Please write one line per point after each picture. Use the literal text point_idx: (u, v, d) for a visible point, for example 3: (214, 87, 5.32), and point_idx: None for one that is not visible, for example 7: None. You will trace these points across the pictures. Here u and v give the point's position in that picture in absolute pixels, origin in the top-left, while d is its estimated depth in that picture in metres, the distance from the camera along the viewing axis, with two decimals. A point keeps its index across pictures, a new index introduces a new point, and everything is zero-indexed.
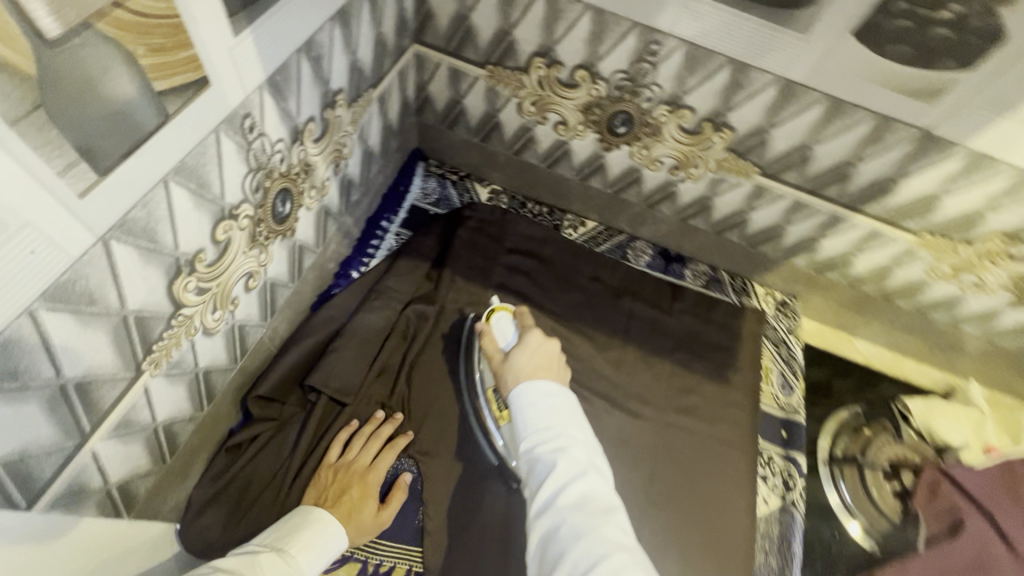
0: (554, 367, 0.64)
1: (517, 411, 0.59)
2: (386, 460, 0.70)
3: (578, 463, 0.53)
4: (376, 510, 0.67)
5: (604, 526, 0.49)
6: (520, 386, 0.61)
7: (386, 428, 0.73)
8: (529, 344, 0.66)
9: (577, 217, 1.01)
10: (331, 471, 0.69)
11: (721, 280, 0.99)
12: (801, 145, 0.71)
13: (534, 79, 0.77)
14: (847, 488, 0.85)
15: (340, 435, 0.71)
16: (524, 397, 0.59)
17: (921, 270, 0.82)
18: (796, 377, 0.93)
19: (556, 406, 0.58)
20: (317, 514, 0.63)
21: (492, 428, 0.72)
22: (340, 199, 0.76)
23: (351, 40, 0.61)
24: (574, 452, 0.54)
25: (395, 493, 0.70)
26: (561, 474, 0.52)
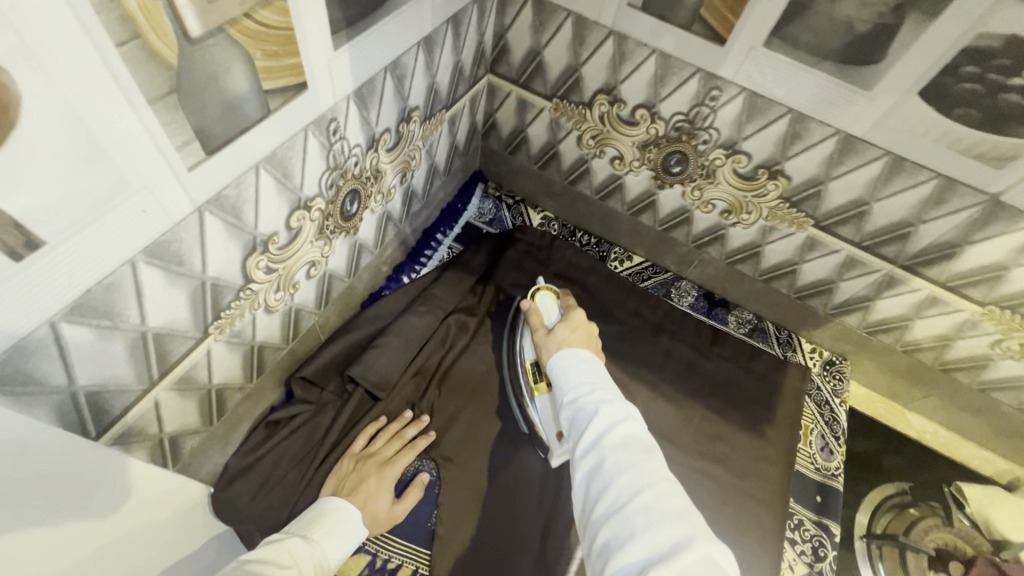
0: (593, 342, 0.66)
1: (559, 370, 0.61)
2: (406, 458, 0.73)
3: (620, 407, 0.53)
4: (390, 504, 0.70)
5: (647, 462, 0.48)
6: (562, 350, 0.63)
7: (411, 429, 0.75)
8: (573, 322, 0.68)
9: (624, 251, 1.02)
10: (352, 460, 0.72)
11: (766, 331, 0.97)
12: (859, 200, 0.70)
13: (596, 114, 0.81)
14: (885, 570, 0.79)
15: (365, 429, 0.75)
16: (566, 357, 0.61)
17: (986, 344, 0.77)
18: (837, 442, 0.88)
19: (595, 362, 0.60)
20: (335, 503, 0.65)
21: (528, 399, 0.77)
22: (402, 207, 0.82)
23: (432, 64, 0.67)
24: (617, 398, 0.54)
25: (410, 491, 0.72)
26: (603, 415, 0.52)
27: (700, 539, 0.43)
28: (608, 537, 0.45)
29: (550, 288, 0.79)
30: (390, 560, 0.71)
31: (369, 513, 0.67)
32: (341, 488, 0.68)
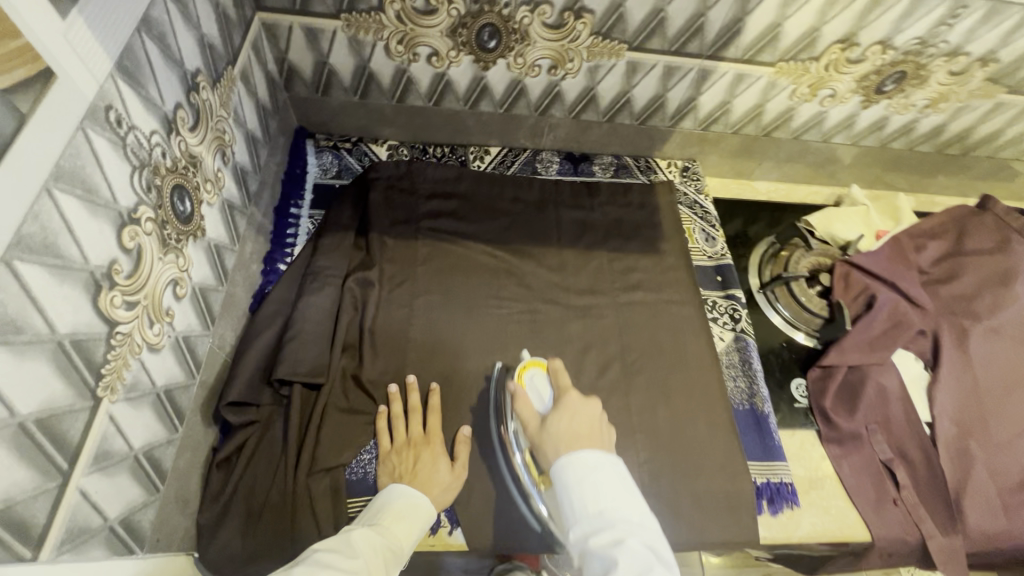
0: (595, 431, 0.63)
1: (564, 490, 0.58)
2: (436, 424, 0.75)
3: (640, 557, 0.50)
4: (450, 467, 0.72)
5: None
6: (565, 458, 0.60)
7: (414, 396, 0.75)
8: (568, 408, 0.66)
9: (479, 147, 1.02)
10: (394, 454, 0.72)
11: (627, 165, 1.05)
12: (655, 10, 0.76)
13: (392, 16, 0.77)
14: (783, 306, 0.96)
15: (380, 425, 0.74)
16: (570, 474, 0.58)
17: (786, 98, 0.92)
18: (715, 229, 1.02)
19: (604, 484, 0.57)
20: (398, 489, 0.67)
21: (532, 493, 0.68)
22: (239, 192, 0.74)
23: (189, 15, 0.57)
24: (633, 545, 0.51)
25: (459, 447, 0.73)
26: (620, 569, 0.49)
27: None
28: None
29: (539, 363, 0.76)
30: None
31: (437, 482, 0.69)
32: (401, 473, 0.70)
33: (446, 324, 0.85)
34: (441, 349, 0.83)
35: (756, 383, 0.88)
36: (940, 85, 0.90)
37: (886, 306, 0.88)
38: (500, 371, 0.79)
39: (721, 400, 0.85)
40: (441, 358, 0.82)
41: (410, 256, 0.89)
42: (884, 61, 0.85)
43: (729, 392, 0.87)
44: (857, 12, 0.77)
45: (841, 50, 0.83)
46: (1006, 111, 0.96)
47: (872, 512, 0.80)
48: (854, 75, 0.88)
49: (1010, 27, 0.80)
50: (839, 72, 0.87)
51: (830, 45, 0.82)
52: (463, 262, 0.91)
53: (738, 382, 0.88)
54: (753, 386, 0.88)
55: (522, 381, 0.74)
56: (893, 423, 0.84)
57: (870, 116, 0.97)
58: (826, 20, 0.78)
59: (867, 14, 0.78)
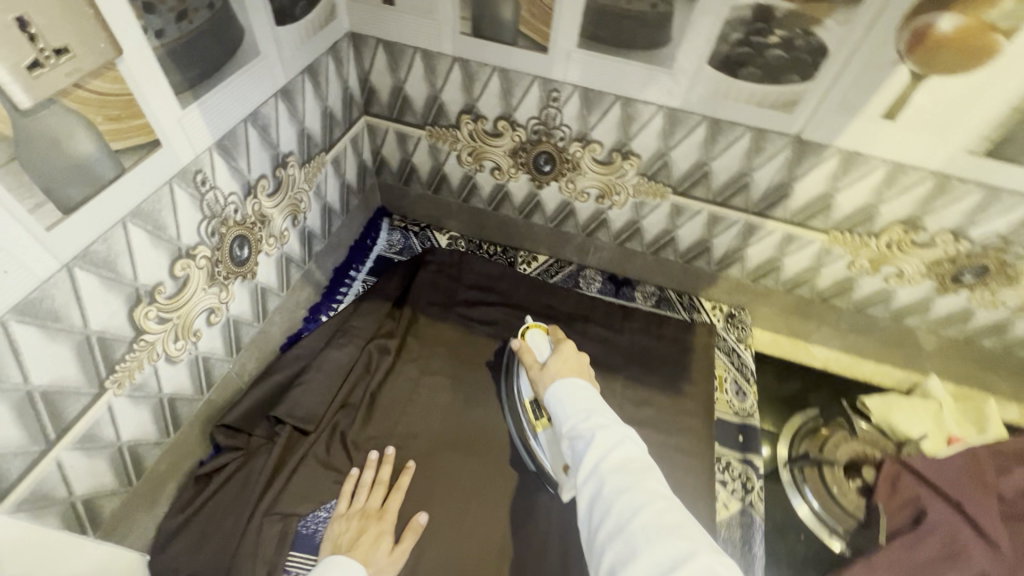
0: (583, 371, 0.73)
1: (555, 399, 0.66)
2: (394, 503, 0.74)
3: (615, 435, 0.58)
4: (390, 552, 0.70)
5: (643, 484, 0.53)
6: (557, 381, 0.68)
7: (384, 468, 0.77)
8: (564, 353, 0.75)
9: (529, 253, 1.09)
10: (345, 520, 0.72)
11: (669, 299, 1.04)
12: (699, 163, 0.80)
13: (465, 132, 0.89)
14: (812, 493, 0.84)
15: (343, 487, 0.75)
16: (562, 389, 0.66)
17: (843, 266, 0.87)
18: (749, 384, 0.95)
19: (583, 389, 0.66)
20: (336, 559, 0.65)
21: (531, 437, 0.80)
22: (301, 249, 0.87)
23: (296, 112, 0.74)
24: (611, 424, 0.60)
25: (407, 535, 0.72)
26: (599, 441, 0.58)
27: (702, 555, 0.47)
28: (613, 561, 0.49)
29: (537, 326, 0.86)
30: None
31: (372, 559, 0.68)
32: (340, 543, 0.69)
33: (439, 420, 0.86)
34: (419, 447, 0.83)
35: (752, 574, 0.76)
36: None
37: (939, 525, 0.74)
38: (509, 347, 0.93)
39: None
40: (421, 448, 0.83)
41: (433, 337, 0.96)
42: (958, 250, 0.78)
43: None
44: (919, 197, 0.74)
45: (904, 231, 0.79)
46: None
47: None
48: (922, 258, 0.81)
49: None
50: (904, 253, 0.82)
51: (891, 224, 0.79)
52: (479, 355, 0.94)
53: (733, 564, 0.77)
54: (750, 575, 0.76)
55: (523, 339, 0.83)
56: None
57: (949, 305, 0.87)
58: (884, 200, 0.76)
59: (931, 201, 0.74)
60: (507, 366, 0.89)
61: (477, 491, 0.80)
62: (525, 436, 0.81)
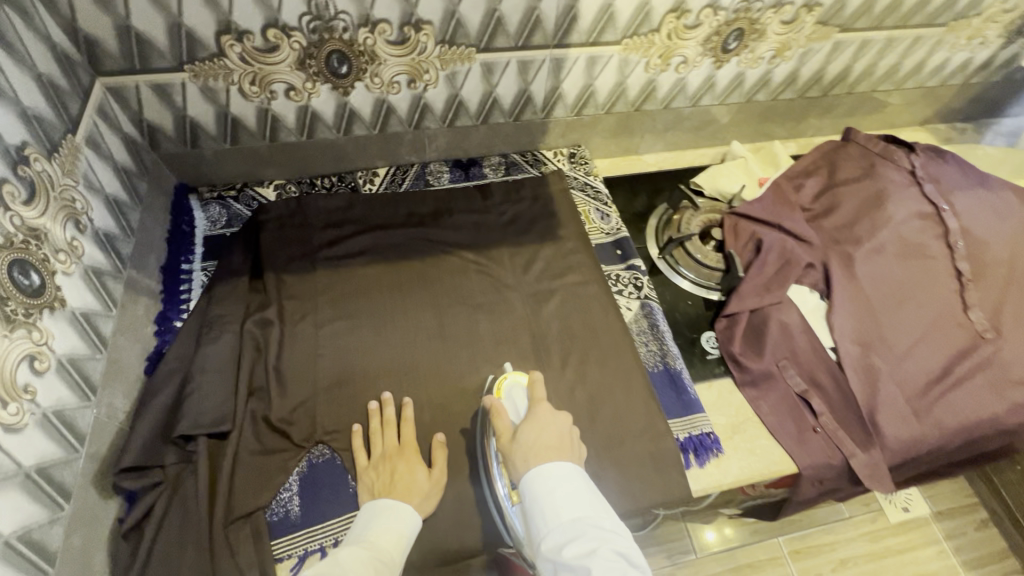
0: (567, 446, 0.68)
1: (532, 507, 0.63)
2: (410, 433, 0.76)
3: (612, 566, 0.54)
4: (428, 473, 0.73)
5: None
6: (529, 474, 0.65)
7: (389, 408, 0.77)
8: (540, 420, 0.70)
9: (367, 172, 1.03)
10: (371, 470, 0.72)
11: (516, 162, 1.08)
12: (490, 11, 0.80)
13: (235, 59, 0.77)
14: (684, 266, 0.99)
15: (356, 443, 0.75)
16: (537, 489, 0.63)
17: (643, 71, 0.96)
18: (609, 207, 1.05)
19: (566, 495, 0.62)
20: (385, 502, 0.68)
21: (507, 506, 0.69)
22: (108, 257, 0.72)
23: (1, 90, 0.57)
24: (602, 551, 0.56)
25: (435, 452, 0.75)
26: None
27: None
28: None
29: (518, 376, 0.81)
30: (338, 538, 0.70)
31: (416, 489, 0.71)
32: (380, 487, 0.70)
33: (359, 359, 0.84)
34: (350, 390, 0.81)
35: (667, 345, 0.90)
36: (778, 35, 0.96)
37: (773, 246, 0.94)
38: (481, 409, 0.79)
39: (636, 366, 0.86)
40: (353, 392, 0.81)
41: (310, 289, 0.89)
42: (719, 21, 0.90)
43: (642, 358, 0.89)
44: None
45: (676, 19, 0.88)
46: (847, 49, 1.03)
47: (795, 444, 0.83)
48: (697, 39, 0.93)
49: None
50: (682, 39, 0.92)
51: (664, 16, 0.87)
52: (366, 286, 0.91)
53: (649, 345, 0.90)
54: (664, 347, 0.90)
55: (501, 395, 0.79)
56: (800, 354, 0.87)
57: (727, 74, 1.02)
58: None
59: None
60: (482, 429, 0.77)
61: (427, 403, 0.81)
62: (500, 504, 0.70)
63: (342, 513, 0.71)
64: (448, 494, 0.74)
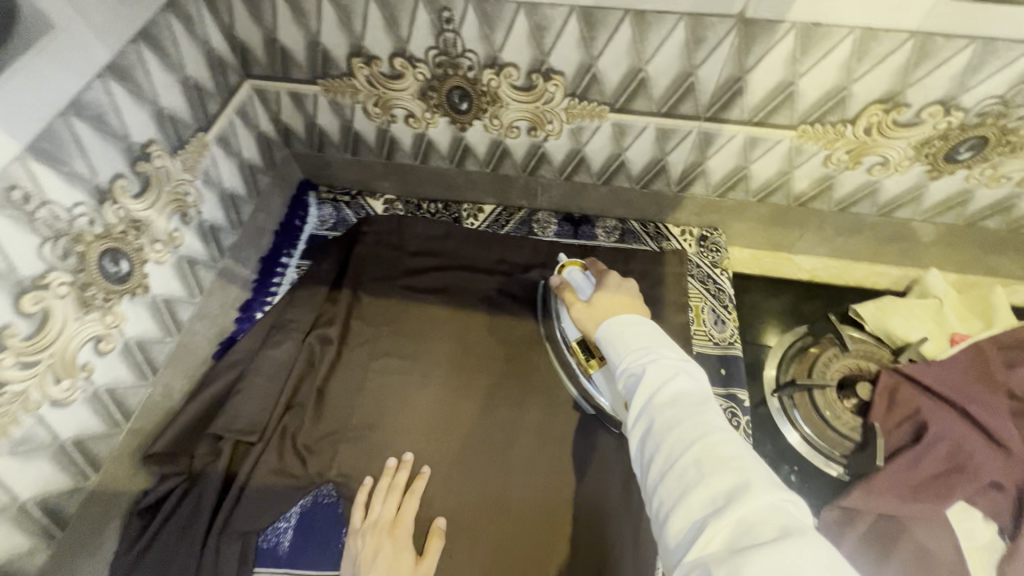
0: (632, 305, 0.64)
1: (603, 339, 0.59)
2: (411, 508, 0.70)
3: (671, 367, 0.50)
4: (415, 560, 0.66)
5: (700, 415, 0.46)
6: (603, 322, 0.61)
7: (402, 472, 0.73)
8: (609, 286, 0.67)
9: (474, 205, 0.99)
10: (358, 535, 0.67)
11: (634, 230, 0.94)
12: (633, 69, 0.67)
13: (363, 80, 0.77)
14: (803, 419, 0.77)
15: (359, 499, 0.71)
16: (608, 328, 0.59)
17: (819, 164, 0.75)
18: (728, 311, 0.87)
19: (637, 325, 0.57)
20: None
21: (586, 379, 0.75)
22: (206, 247, 0.78)
23: (140, 91, 0.62)
24: (665, 358, 0.52)
25: (430, 541, 0.68)
26: (650, 375, 0.50)
27: (760, 483, 0.40)
28: (665, 493, 0.43)
29: (576, 262, 0.76)
30: None
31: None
32: (359, 561, 0.64)
33: (397, 404, 0.80)
34: (378, 436, 0.77)
35: None
36: None
37: (943, 440, 0.68)
38: (543, 286, 0.87)
39: None
40: (381, 437, 0.77)
41: (379, 315, 0.87)
42: (950, 124, 0.66)
43: None
44: (897, 67, 0.61)
45: (884, 112, 0.66)
46: None
47: None
48: (909, 140, 0.69)
49: None
50: (886, 137, 0.69)
51: (868, 106, 0.66)
52: (429, 327, 0.86)
53: None
54: None
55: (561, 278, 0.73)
56: None
57: (944, 189, 0.76)
58: (856, 77, 0.63)
59: (910, 71, 0.61)
60: (545, 308, 0.85)
61: (447, 475, 0.75)
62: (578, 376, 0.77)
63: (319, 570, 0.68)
64: None
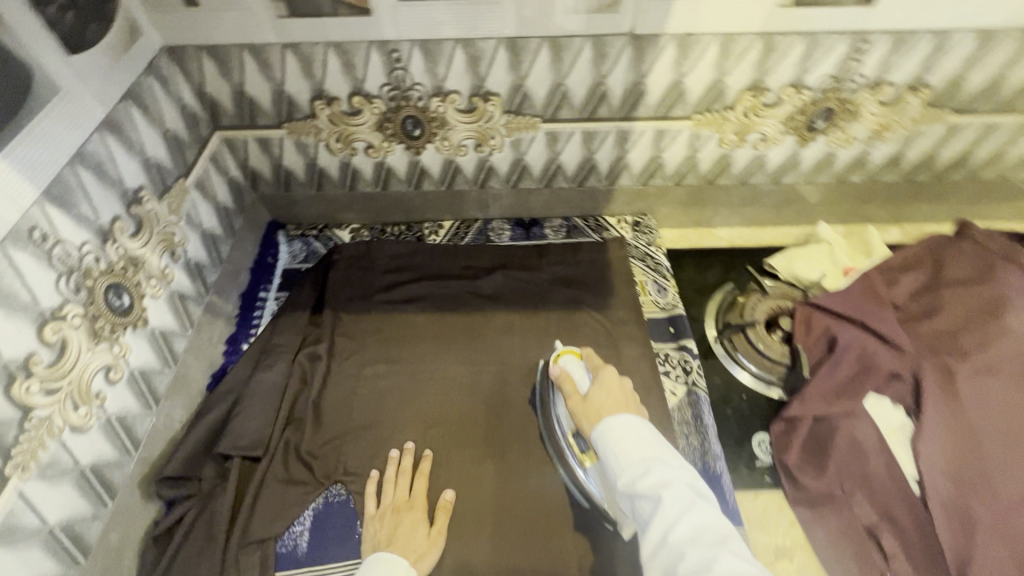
0: (630, 402, 0.68)
1: (605, 449, 0.62)
2: (420, 488, 0.77)
3: (683, 494, 0.53)
4: (428, 532, 0.73)
5: (721, 555, 0.48)
6: (601, 423, 0.64)
7: (405, 458, 0.79)
8: (607, 383, 0.70)
9: (434, 223, 1.09)
10: (377, 518, 0.73)
11: (578, 225, 1.07)
12: (555, 85, 0.82)
13: (325, 120, 0.87)
14: (744, 356, 0.91)
15: (368, 489, 0.76)
16: (608, 434, 0.62)
17: (716, 145, 0.92)
18: (667, 280, 1.00)
19: (638, 437, 0.60)
20: (378, 558, 0.67)
21: (579, 472, 0.75)
22: (193, 283, 0.83)
23: (131, 142, 0.69)
24: (675, 484, 0.55)
25: (439, 514, 0.75)
26: (666, 507, 0.53)
27: None
28: None
29: (571, 350, 0.81)
30: None
31: (413, 547, 0.70)
32: (381, 539, 0.71)
33: (388, 405, 0.86)
34: (375, 436, 0.83)
35: (709, 442, 0.81)
36: (876, 116, 0.88)
37: (849, 347, 0.83)
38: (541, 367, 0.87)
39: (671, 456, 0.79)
40: (378, 435, 0.83)
41: (361, 329, 0.94)
42: (803, 100, 0.85)
43: (679, 451, 0.80)
44: (754, 62, 0.79)
45: (754, 97, 0.84)
46: (966, 133, 0.91)
47: None
48: (776, 118, 0.87)
49: (927, 54, 0.79)
50: (760, 117, 0.87)
51: (740, 93, 0.84)
52: (410, 333, 0.94)
53: (690, 440, 0.82)
54: (706, 443, 0.82)
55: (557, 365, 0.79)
56: (873, 480, 0.75)
57: (814, 153, 0.94)
58: (726, 72, 0.81)
59: (764, 62, 0.80)
60: (540, 402, 0.84)
61: (443, 458, 0.82)
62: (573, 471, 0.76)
63: (345, 559, 0.72)
64: (447, 560, 0.72)
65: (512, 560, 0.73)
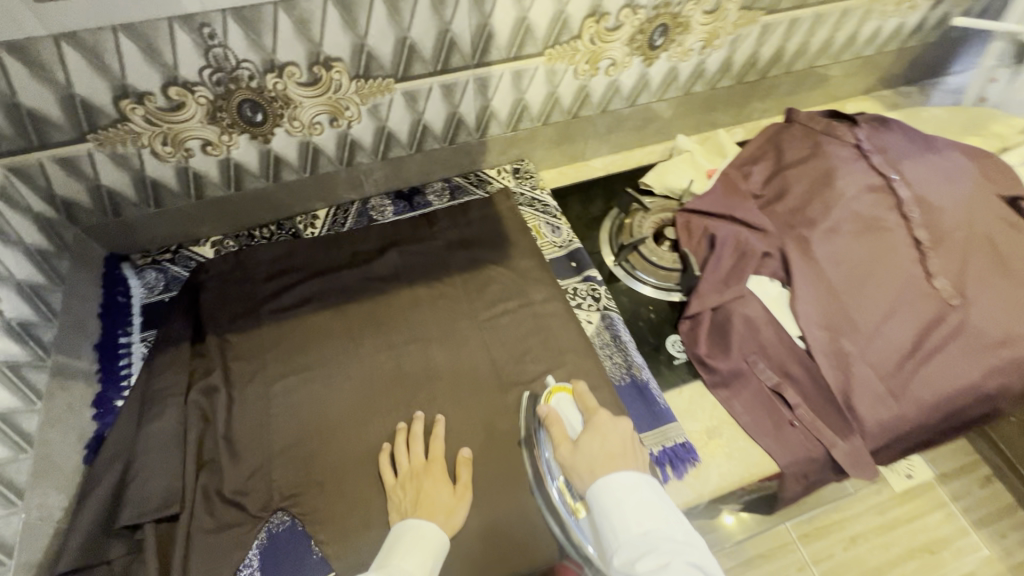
0: (627, 451, 0.70)
1: (602, 515, 0.65)
2: (438, 451, 0.76)
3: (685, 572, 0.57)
4: (454, 491, 0.74)
5: None
6: (597, 484, 0.67)
7: (417, 424, 0.78)
8: (600, 429, 0.72)
9: (308, 215, 1.00)
10: (398, 487, 0.74)
11: (459, 184, 1.05)
12: (399, 39, 0.77)
13: (141, 121, 0.74)
14: (641, 272, 0.97)
15: (382, 462, 0.76)
16: (605, 498, 0.66)
17: (572, 78, 0.94)
18: (559, 219, 1.03)
19: (637, 505, 0.65)
20: (412, 523, 0.69)
21: (571, 520, 0.73)
22: (24, 348, 0.68)
23: None
24: (675, 563, 0.58)
25: (461, 468, 0.75)
26: None
27: None
28: None
29: (562, 386, 0.81)
30: None
31: (441, 507, 0.71)
32: (409, 507, 0.72)
33: (310, 414, 0.80)
34: (303, 451, 0.77)
35: (633, 358, 0.87)
36: (704, 25, 0.95)
37: (726, 240, 0.92)
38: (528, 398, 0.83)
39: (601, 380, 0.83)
40: (308, 448, 0.77)
41: (255, 346, 0.85)
42: (640, 19, 0.88)
43: (607, 371, 0.86)
44: None
45: (595, 23, 0.86)
46: (777, 29, 1.02)
47: (774, 441, 0.80)
48: (620, 41, 0.91)
49: None
50: (606, 42, 0.90)
51: (583, 21, 0.85)
52: (314, 335, 0.87)
53: (615, 358, 0.87)
54: (628, 359, 0.87)
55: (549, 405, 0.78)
56: (768, 348, 0.85)
57: (659, 70, 1.00)
58: (566, 1, 0.81)
59: None
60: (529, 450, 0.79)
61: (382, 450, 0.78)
62: (563, 520, 0.74)
63: None
64: None
65: (484, 520, 0.74)
